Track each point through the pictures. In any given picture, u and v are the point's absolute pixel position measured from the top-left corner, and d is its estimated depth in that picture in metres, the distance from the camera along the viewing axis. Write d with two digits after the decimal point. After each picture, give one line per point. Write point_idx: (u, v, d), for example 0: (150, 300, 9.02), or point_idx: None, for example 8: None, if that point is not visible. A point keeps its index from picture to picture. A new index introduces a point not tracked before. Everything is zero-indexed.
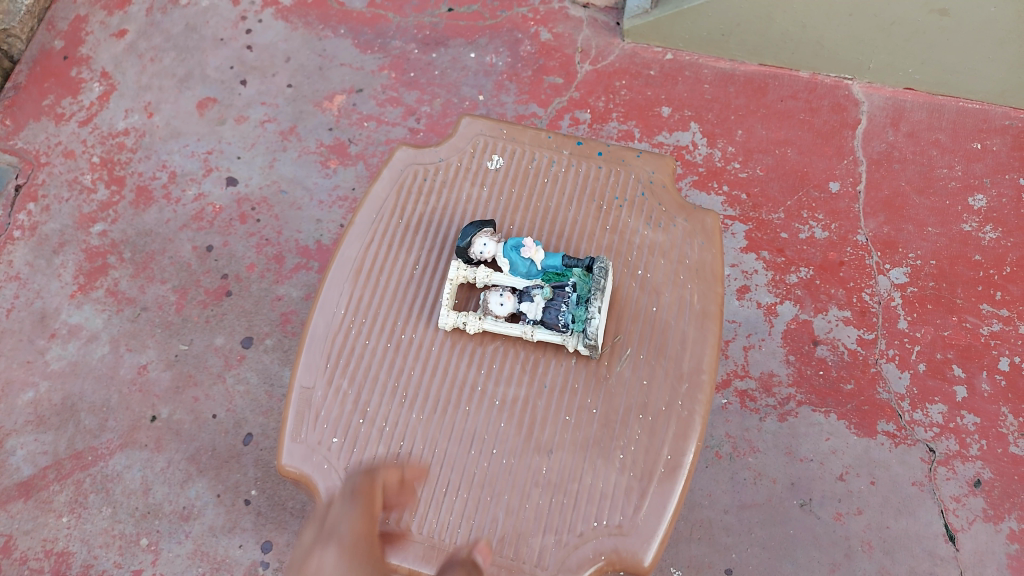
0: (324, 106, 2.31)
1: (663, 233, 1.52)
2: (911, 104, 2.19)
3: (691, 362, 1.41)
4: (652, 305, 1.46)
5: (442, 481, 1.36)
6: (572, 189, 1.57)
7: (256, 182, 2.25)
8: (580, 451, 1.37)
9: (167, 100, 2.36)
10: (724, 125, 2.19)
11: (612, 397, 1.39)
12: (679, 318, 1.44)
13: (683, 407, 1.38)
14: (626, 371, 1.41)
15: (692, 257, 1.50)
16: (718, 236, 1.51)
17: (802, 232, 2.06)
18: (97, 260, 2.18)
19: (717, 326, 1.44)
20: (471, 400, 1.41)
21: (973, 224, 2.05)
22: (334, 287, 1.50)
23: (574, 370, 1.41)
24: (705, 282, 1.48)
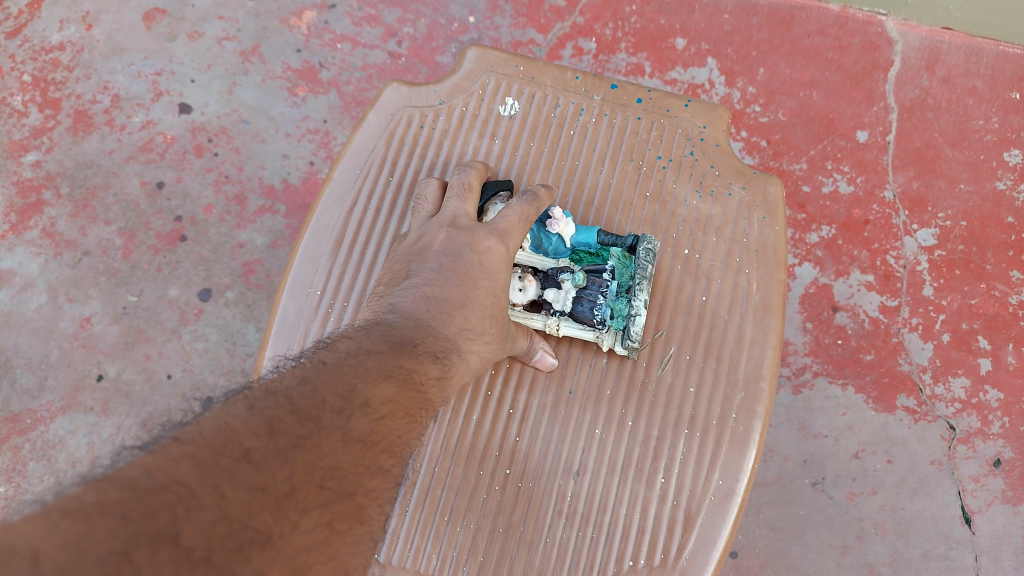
0: (291, 22, 2.01)
1: (716, 204, 1.39)
2: (949, 45, 1.95)
3: (748, 367, 1.31)
4: (700, 294, 1.34)
5: (447, 509, 1.27)
6: (604, 145, 1.42)
7: (213, 110, 1.97)
8: (613, 474, 1.28)
9: (107, 9, 2.03)
10: (744, 62, 1.96)
11: (653, 408, 1.30)
12: (732, 312, 1.34)
13: (738, 422, 1.29)
14: (667, 376, 1.31)
15: (751, 236, 1.38)
16: (781, 209, 1.38)
17: (825, 186, 1.88)
18: (30, 196, 1.92)
19: (779, 321, 1.33)
20: (483, 410, 1.30)
21: (1007, 183, 1.88)
22: (309, 263, 1.36)
23: (604, 373, 1.31)
24: (767, 267, 1.36)
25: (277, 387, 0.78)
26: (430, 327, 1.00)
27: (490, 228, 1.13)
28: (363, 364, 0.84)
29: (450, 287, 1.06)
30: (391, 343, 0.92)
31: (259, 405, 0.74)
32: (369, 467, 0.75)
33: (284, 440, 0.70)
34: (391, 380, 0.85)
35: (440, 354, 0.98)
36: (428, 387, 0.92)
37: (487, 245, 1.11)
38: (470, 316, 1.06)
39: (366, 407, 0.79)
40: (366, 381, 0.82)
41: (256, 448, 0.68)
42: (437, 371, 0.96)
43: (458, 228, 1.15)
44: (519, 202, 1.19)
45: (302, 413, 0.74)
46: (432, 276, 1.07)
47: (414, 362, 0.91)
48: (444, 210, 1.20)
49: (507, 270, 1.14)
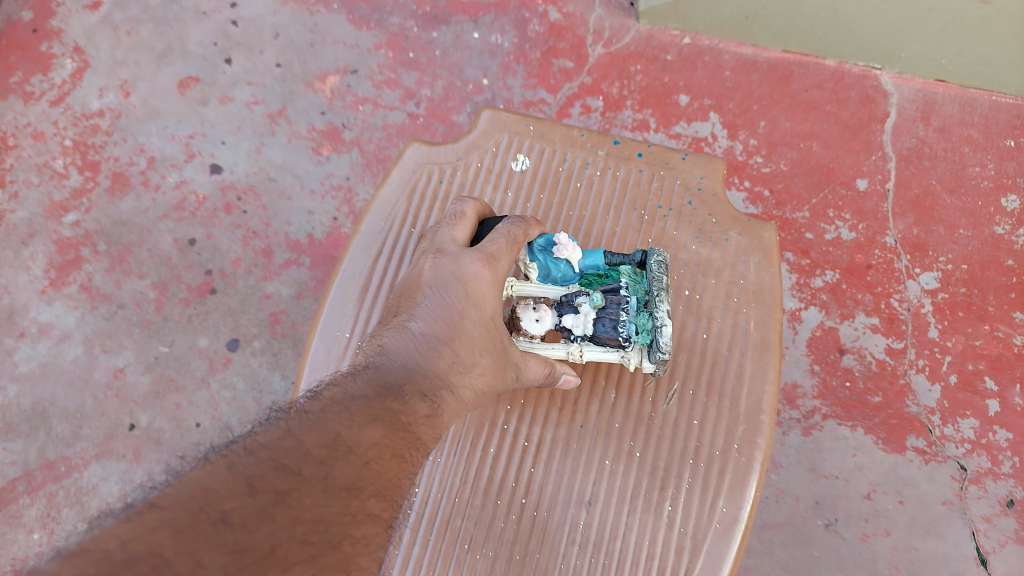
0: (316, 86, 2.14)
1: (715, 249, 1.46)
2: (943, 97, 2.05)
3: (749, 402, 1.36)
4: (702, 332, 1.40)
5: (467, 538, 1.32)
6: (609, 196, 1.51)
7: (242, 169, 2.09)
8: (623, 504, 1.32)
9: (144, 77, 2.19)
10: (746, 115, 2.06)
11: (659, 442, 1.35)
12: (732, 348, 1.39)
13: (740, 453, 1.34)
14: (672, 411, 1.36)
15: (749, 278, 1.44)
16: (777, 252, 1.45)
17: (827, 233, 1.95)
18: (69, 253, 2.03)
19: (778, 358, 1.39)
20: (498, 444, 1.37)
21: (1006, 227, 1.95)
22: (337, 308, 1.44)
23: (612, 410, 1.36)
24: (764, 306, 1.42)
25: (260, 440, 0.78)
26: (418, 366, 0.99)
27: (477, 253, 1.12)
28: (348, 410, 0.84)
29: (437, 322, 1.05)
30: (377, 385, 0.91)
31: (239, 464, 0.74)
32: (356, 515, 0.75)
33: (265, 498, 0.71)
34: (378, 423, 0.85)
35: (428, 392, 0.97)
36: (419, 426, 0.91)
37: (474, 270, 1.10)
38: (459, 350, 1.05)
39: (349, 452, 0.79)
40: (350, 428, 0.82)
41: (234, 509, 0.70)
42: (427, 409, 0.95)
43: (444, 254, 1.14)
44: (508, 225, 1.18)
45: (283, 468, 0.74)
46: (421, 313, 1.07)
47: (402, 403, 0.91)
48: (435, 238, 1.20)
49: (497, 292, 1.13)
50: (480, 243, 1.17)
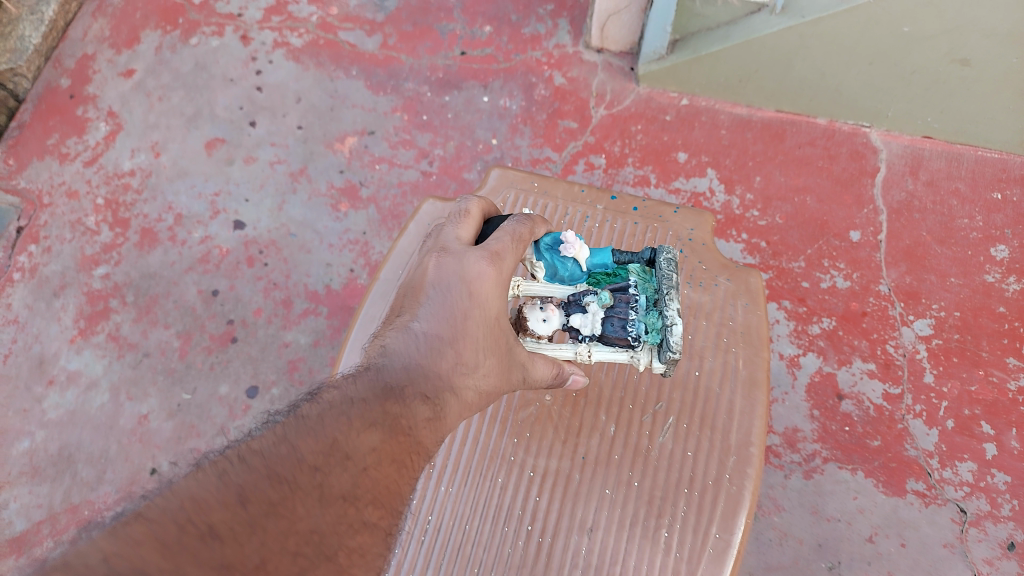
0: (335, 147, 2.29)
1: (705, 293, 1.56)
2: (930, 152, 2.17)
3: (739, 435, 1.43)
4: (695, 369, 1.48)
5: (476, 563, 1.38)
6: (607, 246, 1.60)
7: (264, 224, 2.21)
8: (623, 530, 1.38)
9: (174, 139, 2.34)
10: (742, 171, 2.18)
11: (655, 471, 1.42)
12: (723, 385, 1.47)
13: (731, 482, 1.39)
14: (668, 442, 1.44)
15: (737, 320, 1.53)
16: (763, 297, 1.54)
17: (823, 282, 2.04)
18: (99, 303, 2.14)
19: (766, 394, 1.46)
20: (504, 473, 1.45)
21: (996, 275, 2.02)
22: (355, 349, 1.50)
23: (611, 442, 1.46)
24: (752, 346, 1.50)
25: (256, 446, 0.84)
26: (419, 368, 1.02)
27: (481, 252, 1.11)
28: (347, 415, 0.90)
29: (439, 323, 1.06)
30: (376, 388, 0.96)
31: (233, 474, 0.81)
32: (352, 523, 0.85)
33: (256, 510, 0.79)
34: (376, 428, 0.91)
35: (431, 394, 1.01)
36: (418, 430, 0.97)
37: (477, 271, 1.09)
38: (462, 352, 1.06)
39: (346, 459, 0.87)
40: (349, 433, 0.89)
41: (223, 521, 0.78)
42: (429, 411, 1.00)
43: (447, 253, 1.13)
44: (512, 224, 1.18)
45: (280, 479, 0.82)
46: (424, 313, 1.07)
47: (402, 406, 0.96)
48: (442, 235, 1.19)
49: (502, 291, 1.13)
50: (486, 242, 1.16)
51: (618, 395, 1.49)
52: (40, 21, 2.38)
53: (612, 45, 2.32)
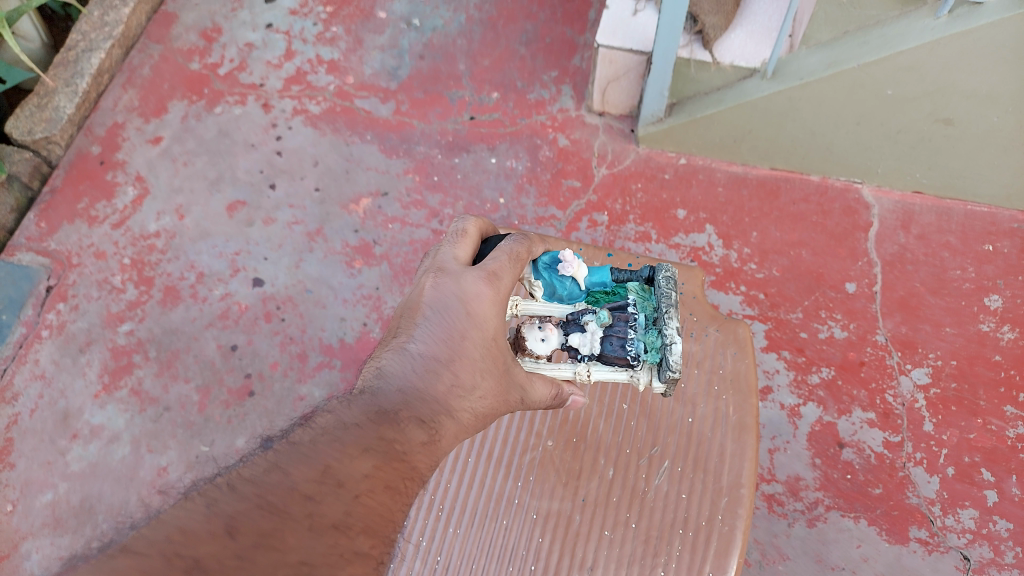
0: (350, 207, 2.41)
1: (695, 342, 1.65)
2: (920, 207, 2.25)
3: (730, 477, 1.52)
4: (688, 416, 1.59)
5: None
6: None
7: (282, 281, 2.31)
8: (621, 569, 1.47)
9: (197, 202, 2.46)
10: (739, 227, 2.28)
11: (651, 512, 1.51)
12: (715, 430, 1.56)
13: (723, 522, 1.48)
14: (664, 485, 1.53)
15: (726, 368, 1.62)
16: (751, 345, 1.62)
17: (821, 332, 2.11)
18: (122, 359, 2.23)
19: (755, 438, 1.54)
20: (509, 514, 1.54)
21: (990, 324, 2.08)
22: None
23: (611, 484, 1.55)
24: (741, 392, 1.59)
25: (246, 474, 0.88)
26: (414, 391, 1.08)
27: (479, 272, 1.20)
28: (340, 442, 0.95)
29: (437, 343, 1.14)
30: (370, 412, 1.02)
31: (224, 503, 0.84)
32: (344, 553, 0.87)
33: (246, 539, 0.83)
34: (370, 454, 0.96)
35: (426, 418, 1.07)
36: (413, 454, 1.02)
37: (474, 292, 1.18)
38: (458, 373, 1.13)
39: (339, 485, 0.92)
40: (343, 460, 0.94)
41: (210, 555, 0.80)
42: (424, 435, 1.05)
43: (445, 273, 1.20)
44: (509, 244, 1.27)
45: (274, 508, 0.86)
46: (420, 333, 1.14)
47: (397, 431, 1.01)
48: (438, 255, 1.27)
49: (499, 309, 1.21)
50: (483, 261, 1.25)
51: (617, 441, 1.59)
52: (74, 93, 2.54)
53: (612, 108, 2.46)
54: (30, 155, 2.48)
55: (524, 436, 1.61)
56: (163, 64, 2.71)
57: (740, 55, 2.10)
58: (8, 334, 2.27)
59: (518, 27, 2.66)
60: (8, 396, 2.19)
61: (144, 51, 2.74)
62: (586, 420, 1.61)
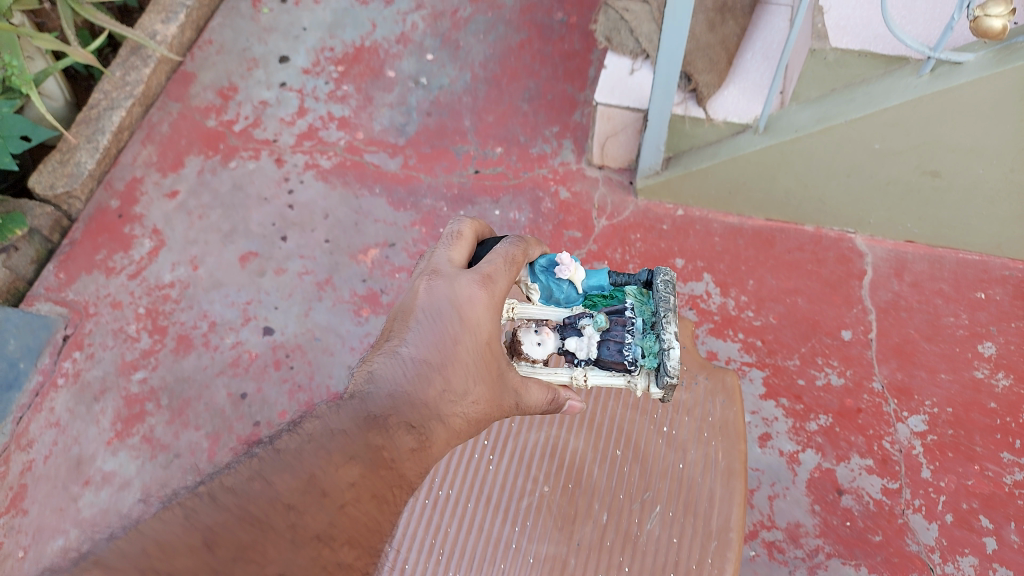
0: (358, 258, 2.49)
1: (686, 390, 1.75)
2: (913, 256, 2.31)
3: (720, 521, 1.58)
4: (679, 462, 1.68)
5: None
6: None
7: (291, 329, 2.38)
8: None
9: (211, 253, 2.55)
10: (735, 275, 2.34)
11: (643, 555, 1.58)
12: (705, 475, 1.65)
13: (713, 565, 1.53)
14: (656, 529, 1.60)
15: (715, 415, 1.71)
16: (738, 394, 1.72)
17: (818, 379, 2.14)
18: (135, 406, 2.29)
19: (743, 483, 1.62)
20: (506, 558, 1.58)
21: (985, 371, 2.11)
22: None
23: (605, 529, 1.62)
24: (729, 439, 1.67)
25: (229, 483, 0.98)
26: (405, 396, 1.15)
27: (473, 275, 1.25)
28: (326, 451, 1.04)
29: (429, 347, 1.20)
30: (359, 418, 1.09)
31: (203, 513, 0.94)
32: (326, 561, 0.98)
33: (224, 553, 0.93)
34: (355, 463, 1.05)
35: (416, 424, 1.14)
36: (400, 462, 1.10)
37: (468, 296, 1.23)
38: (450, 378, 1.19)
39: (323, 495, 1.01)
40: (329, 470, 1.03)
41: (187, 567, 0.90)
42: (412, 442, 1.13)
43: (439, 276, 1.26)
44: (505, 246, 1.33)
45: (256, 519, 0.96)
46: (413, 337, 1.20)
47: (385, 439, 1.09)
48: (434, 255, 1.31)
49: (495, 310, 1.26)
50: (478, 265, 1.30)
51: (611, 485, 1.68)
52: (95, 149, 2.67)
53: (611, 162, 2.55)
54: (51, 209, 2.59)
55: (521, 481, 1.69)
56: (181, 121, 2.83)
57: (733, 111, 2.24)
58: (25, 382, 2.34)
59: (521, 85, 2.78)
60: (23, 442, 2.25)
61: (163, 109, 2.87)
62: (580, 466, 1.71)
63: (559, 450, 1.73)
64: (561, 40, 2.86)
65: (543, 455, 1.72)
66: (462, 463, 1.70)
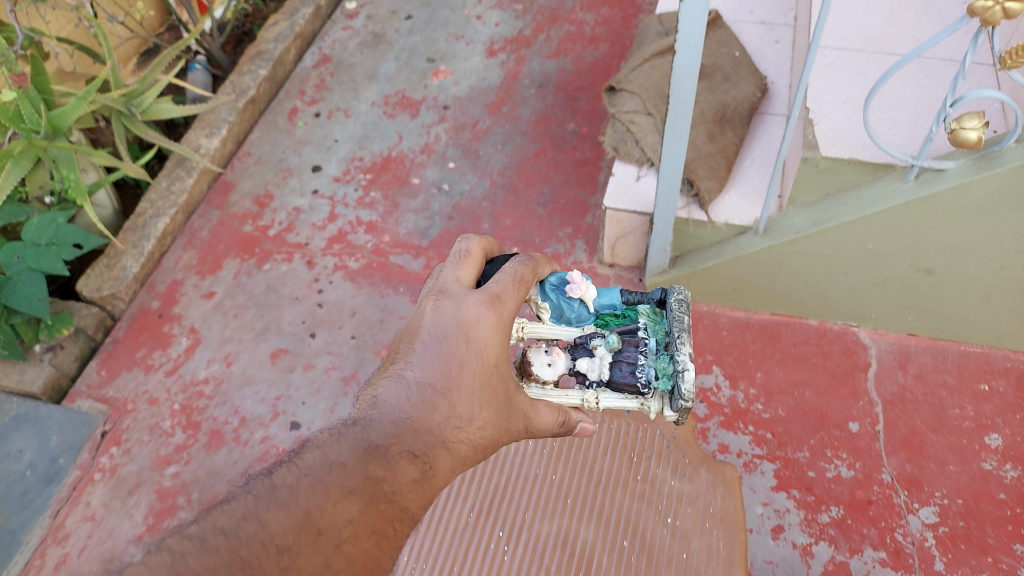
0: (383, 353, 2.62)
1: (689, 482, 1.95)
2: (915, 348, 2.39)
3: None
4: (684, 551, 1.82)
5: None
6: (606, 442, 2.07)
7: (318, 424, 2.49)
8: None
9: (245, 350, 2.69)
10: (744, 368, 2.43)
11: None
12: (708, 564, 1.78)
13: None
14: None
15: (716, 505, 1.89)
16: (737, 485, 1.91)
17: (828, 471, 2.19)
18: (167, 500, 2.39)
19: (743, 570, 1.75)
20: None
21: (993, 463, 2.16)
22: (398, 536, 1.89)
23: None
24: (729, 528, 1.84)
25: (220, 524, 1.07)
26: (408, 424, 1.20)
27: (481, 296, 1.29)
28: (324, 485, 1.11)
29: (434, 372, 1.24)
30: (358, 449, 1.16)
31: (192, 557, 1.03)
32: None
33: None
34: (354, 498, 1.12)
35: (419, 452, 1.20)
36: (402, 494, 1.16)
37: (475, 317, 1.27)
38: (454, 404, 1.24)
39: (319, 535, 1.09)
40: (327, 507, 1.10)
41: None
42: (415, 472, 1.18)
43: (445, 297, 1.31)
44: (514, 265, 1.35)
45: (247, 563, 1.04)
46: (417, 360, 1.25)
47: (387, 471, 1.16)
48: (442, 274, 1.37)
49: (502, 330, 1.30)
50: (487, 285, 1.33)
51: None
52: (140, 254, 2.88)
53: (622, 259, 2.70)
54: (96, 309, 2.77)
55: (534, 571, 1.84)
56: (220, 227, 3.05)
57: (734, 214, 2.39)
58: (64, 477, 2.45)
59: (537, 190, 2.98)
60: (59, 536, 2.34)
61: (204, 216, 3.09)
62: (590, 555, 1.86)
63: (571, 540, 1.89)
64: (573, 149, 3.08)
65: (555, 547, 1.88)
66: (481, 553, 1.87)
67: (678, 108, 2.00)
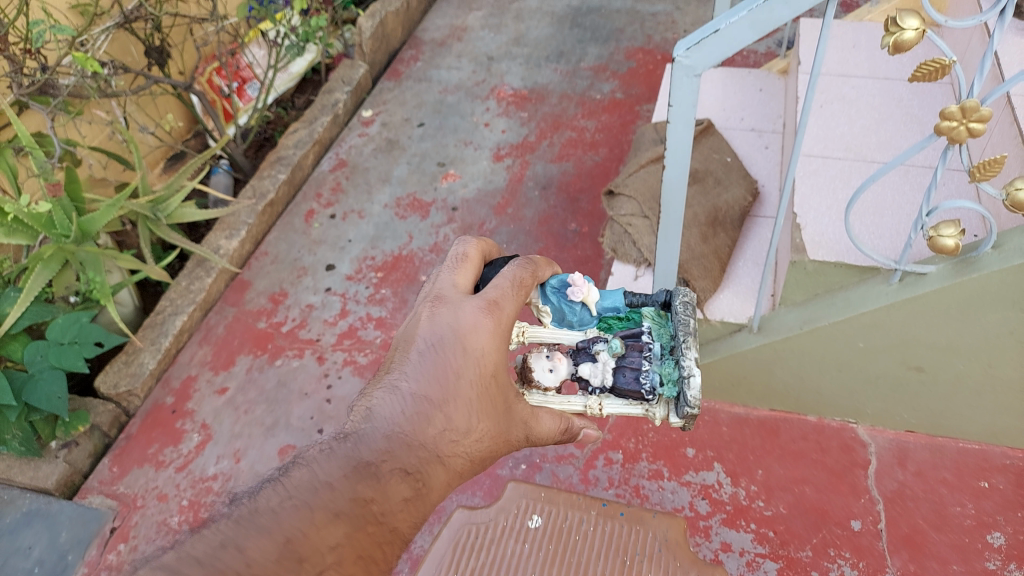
0: None
1: None
2: (914, 444, 2.42)
3: None
4: None
5: None
6: (601, 547, 2.16)
7: None
8: None
9: (254, 445, 2.75)
10: (744, 464, 2.46)
11: None
12: None
13: None
14: None
15: None
16: None
17: (831, 571, 2.20)
18: None
19: None
20: None
21: (997, 562, 2.15)
22: None
23: None
24: None
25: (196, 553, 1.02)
26: (402, 438, 1.20)
27: (479, 302, 1.32)
28: (310, 508, 1.10)
29: (430, 383, 1.26)
30: (348, 467, 1.15)
31: None
32: None
33: None
34: (341, 520, 1.11)
35: (412, 468, 1.20)
36: (393, 514, 1.16)
37: (472, 325, 1.29)
38: (450, 416, 1.25)
39: (301, 561, 1.06)
40: (312, 530, 1.08)
41: None
42: (407, 490, 1.18)
43: (442, 305, 1.33)
44: (513, 270, 1.39)
45: None
46: (413, 370, 1.27)
47: (378, 490, 1.15)
48: (440, 279, 1.39)
49: (501, 336, 1.32)
50: (484, 291, 1.36)
51: None
52: (157, 351, 2.98)
53: None
54: (112, 405, 2.86)
55: None
56: (235, 323, 3.17)
57: (729, 312, 2.48)
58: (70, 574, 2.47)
59: None
60: None
61: (220, 312, 3.22)
62: None
63: None
64: (574, 247, 3.22)
65: None
66: None
67: (669, 215, 2.12)
